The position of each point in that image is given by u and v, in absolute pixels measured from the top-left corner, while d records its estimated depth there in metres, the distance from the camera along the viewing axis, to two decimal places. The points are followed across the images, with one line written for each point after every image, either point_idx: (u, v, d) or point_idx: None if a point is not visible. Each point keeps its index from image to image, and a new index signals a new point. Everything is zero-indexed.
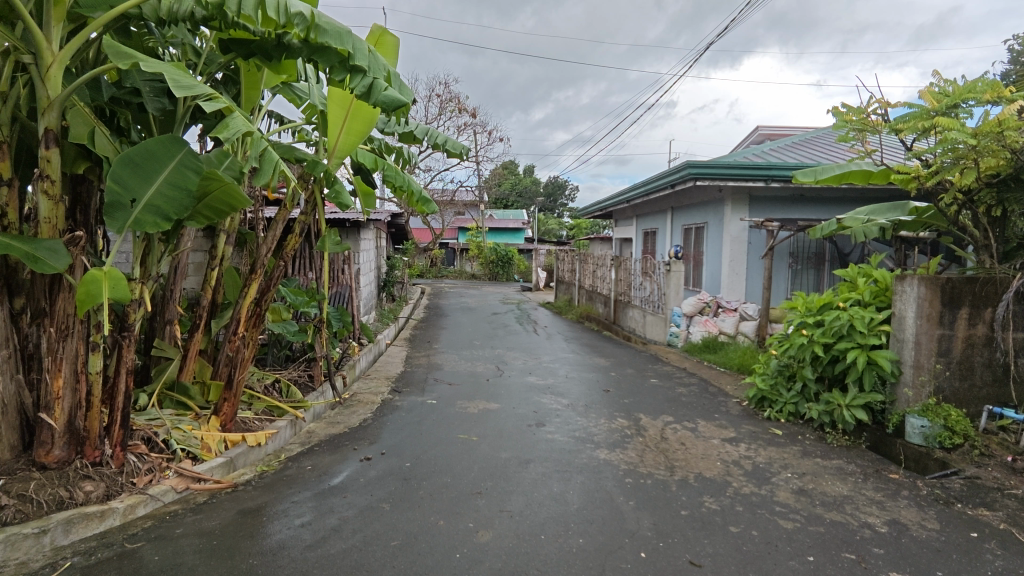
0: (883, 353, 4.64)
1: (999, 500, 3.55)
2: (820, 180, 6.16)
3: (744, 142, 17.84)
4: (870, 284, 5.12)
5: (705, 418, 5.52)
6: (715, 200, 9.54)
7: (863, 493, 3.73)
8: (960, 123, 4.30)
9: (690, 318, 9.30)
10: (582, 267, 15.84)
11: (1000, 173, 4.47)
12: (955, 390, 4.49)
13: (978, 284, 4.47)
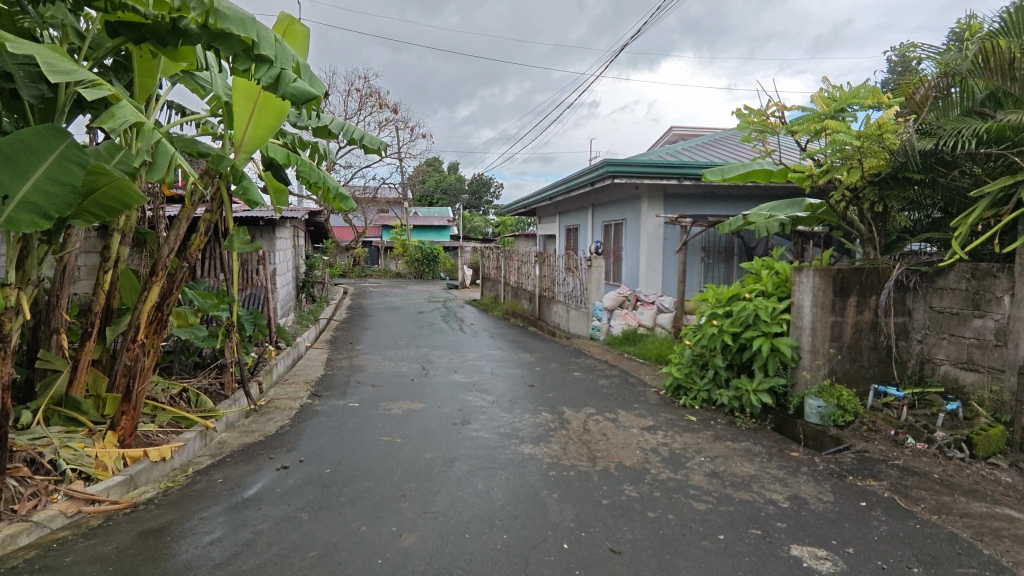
0: (785, 340, 4.96)
1: (884, 470, 3.90)
2: (727, 179, 6.48)
3: (659, 142, 18.58)
4: (771, 275, 5.44)
5: (625, 408, 5.70)
6: (633, 197, 9.87)
7: (768, 471, 3.99)
8: (845, 126, 4.70)
9: (611, 312, 9.67)
10: (507, 264, 15.93)
11: (881, 173, 4.92)
12: (846, 372, 4.88)
13: (864, 274, 4.87)
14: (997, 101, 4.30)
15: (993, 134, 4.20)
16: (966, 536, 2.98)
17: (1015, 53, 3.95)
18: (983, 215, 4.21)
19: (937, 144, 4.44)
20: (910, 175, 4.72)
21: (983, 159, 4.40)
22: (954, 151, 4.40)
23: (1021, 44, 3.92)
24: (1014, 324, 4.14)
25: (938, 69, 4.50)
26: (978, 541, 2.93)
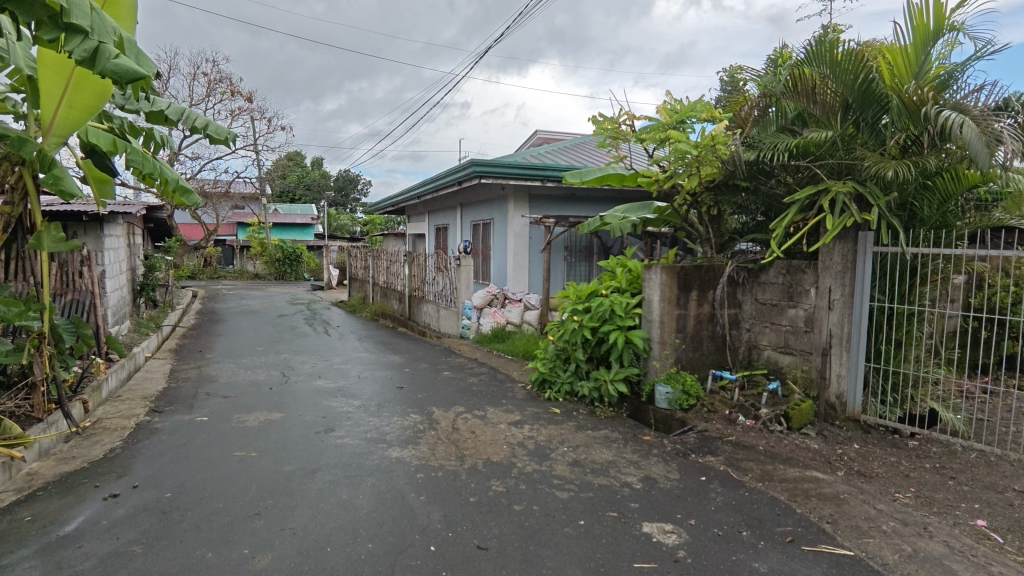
0: (637, 333, 5.34)
1: (720, 446, 4.35)
2: (585, 181, 6.83)
3: (525, 144, 19.13)
4: (625, 272, 5.82)
5: (493, 405, 5.80)
6: (500, 198, 10.07)
7: (623, 456, 4.26)
8: (685, 136, 5.18)
9: (480, 310, 9.76)
10: (375, 264, 15.47)
11: (715, 180, 5.49)
12: (690, 359, 5.39)
13: (703, 270, 5.39)
14: (804, 120, 4.97)
15: (801, 149, 4.84)
16: (784, 498, 3.41)
17: (817, 81, 4.61)
18: (794, 218, 4.85)
19: (760, 156, 5.05)
20: (738, 182, 5.34)
21: (794, 170, 5.03)
22: (772, 162, 5.01)
23: (821, 74, 4.58)
24: (819, 313, 4.86)
25: (759, 90, 5.14)
26: (793, 502, 3.37)
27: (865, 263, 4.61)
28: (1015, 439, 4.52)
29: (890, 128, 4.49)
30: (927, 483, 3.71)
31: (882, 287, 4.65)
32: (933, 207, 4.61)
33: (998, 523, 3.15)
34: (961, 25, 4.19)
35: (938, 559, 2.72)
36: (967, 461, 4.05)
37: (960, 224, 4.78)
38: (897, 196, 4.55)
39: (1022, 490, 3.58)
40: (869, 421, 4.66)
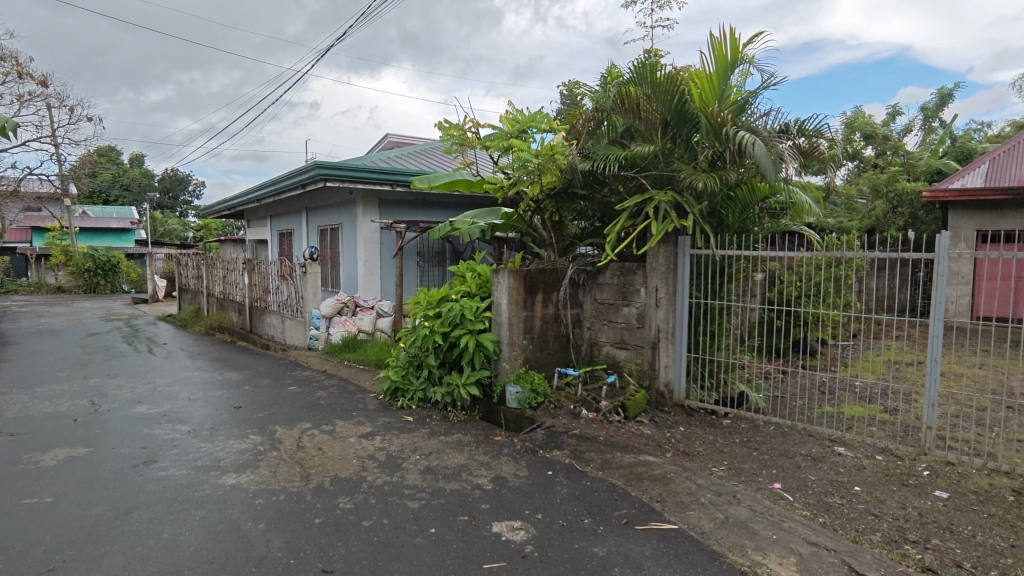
0: (487, 336, 5.42)
1: (566, 440, 4.58)
2: (433, 187, 6.81)
3: (376, 147, 18.61)
4: (475, 277, 5.91)
5: (343, 418, 5.55)
6: (347, 202, 9.69)
7: (475, 458, 4.31)
8: (526, 145, 5.43)
9: (329, 319, 9.23)
10: (209, 273, 14.05)
11: (555, 188, 5.80)
12: (537, 359, 5.62)
13: (547, 273, 5.65)
14: (631, 134, 5.42)
15: (629, 161, 5.29)
16: (621, 483, 3.68)
17: (642, 99, 5.07)
18: (625, 224, 5.28)
19: (594, 166, 5.43)
20: (577, 190, 5.69)
21: (624, 180, 5.47)
22: (605, 172, 5.41)
23: (644, 94, 5.03)
24: (648, 310, 5.35)
25: (593, 105, 5.51)
26: (629, 486, 3.65)
27: (684, 264, 5.18)
28: (801, 412, 5.36)
29: (701, 145, 5.06)
30: (737, 456, 4.24)
31: (699, 285, 5.26)
32: (736, 214, 5.29)
33: (789, 484, 3.70)
34: (752, 59, 4.89)
35: (744, 522, 3.11)
36: (767, 433, 4.71)
37: (757, 229, 5.56)
38: (707, 204, 5.16)
39: (807, 454, 4.24)
40: (692, 406, 5.24)
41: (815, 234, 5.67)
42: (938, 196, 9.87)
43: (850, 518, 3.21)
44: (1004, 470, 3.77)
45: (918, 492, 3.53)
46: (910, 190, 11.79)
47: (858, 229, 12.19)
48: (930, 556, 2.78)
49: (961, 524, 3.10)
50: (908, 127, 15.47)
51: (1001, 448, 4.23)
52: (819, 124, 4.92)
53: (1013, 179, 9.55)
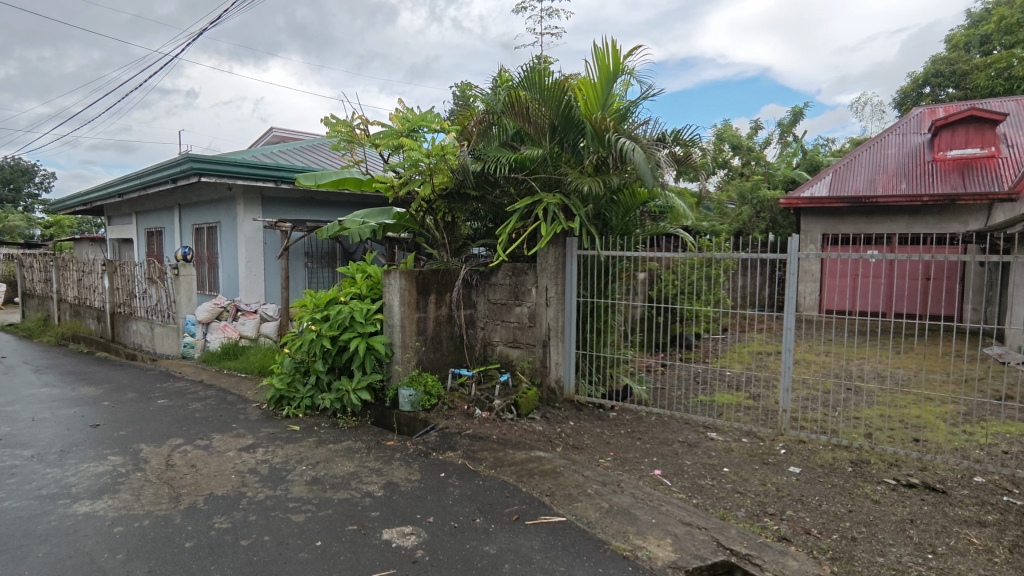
0: (378, 338, 5.27)
1: (459, 441, 4.57)
2: (320, 184, 6.53)
3: (260, 141, 17.49)
4: (365, 278, 5.73)
5: (221, 431, 5.15)
6: (226, 199, 9.03)
7: (366, 465, 4.19)
8: (417, 144, 5.38)
9: (206, 325, 8.50)
10: (61, 276, 12.48)
11: (448, 188, 5.79)
12: (431, 360, 5.57)
13: (439, 274, 5.61)
14: (521, 138, 5.52)
15: (519, 164, 5.39)
16: (512, 480, 3.75)
17: (530, 103, 5.20)
18: (516, 225, 5.39)
19: (485, 168, 5.49)
20: (469, 191, 5.73)
21: (515, 182, 5.58)
22: (496, 174, 5.49)
23: (533, 99, 5.17)
24: (539, 309, 5.49)
25: (484, 107, 5.56)
26: (520, 482, 3.72)
27: (572, 265, 5.39)
28: (679, 402, 5.76)
29: (586, 150, 5.28)
30: (622, 446, 4.47)
31: (586, 285, 5.48)
32: (619, 217, 5.58)
33: (668, 470, 3.96)
34: (632, 70, 5.17)
35: (627, 509, 3.28)
36: (649, 423, 5.01)
37: (638, 232, 5.90)
38: (593, 207, 5.39)
39: (683, 440, 4.56)
40: (581, 401, 5.46)
41: (689, 237, 6.11)
42: (792, 203, 11.03)
43: (720, 497, 3.50)
44: (844, 444, 4.28)
45: (776, 469, 3.92)
46: (770, 197, 13.08)
47: (727, 232, 13.32)
48: (785, 526, 3.10)
49: (810, 495, 3.49)
50: (768, 140, 17.14)
51: (842, 425, 4.81)
52: (692, 134, 5.30)
53: (851, 190, 10.90)
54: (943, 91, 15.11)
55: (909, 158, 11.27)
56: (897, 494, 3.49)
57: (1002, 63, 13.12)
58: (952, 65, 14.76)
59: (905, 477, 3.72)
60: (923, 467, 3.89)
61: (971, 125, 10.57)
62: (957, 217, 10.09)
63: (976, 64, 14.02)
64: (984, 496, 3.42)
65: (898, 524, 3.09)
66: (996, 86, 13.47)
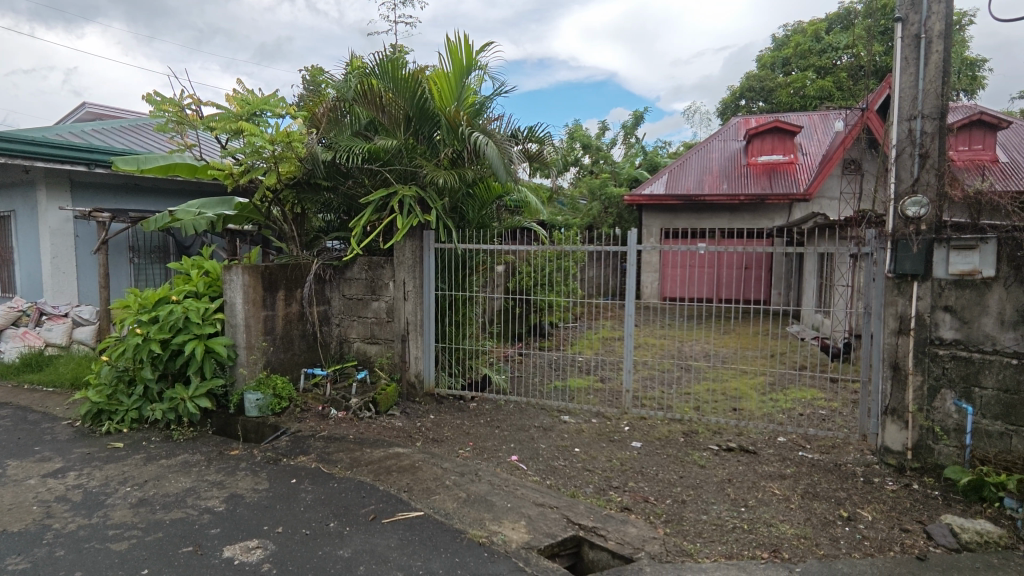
0: (219, 340, 4.81)
1: (312, 443, 4.35)
2: (145, 171, 5.78)
3: (67, 118, 15.06)
4: (201, 275, 5.19)
5: (19, 456, 4.38)
6: (22, 184, 7.64)
7: (205, 479, 3.82)
8: (259, 129, 4.94)
9: (1, 332, 7.42)
10: None
11: (297, 178, 5.47)
12: (281, 361, 5.22)
13: (289, 269, 5.26)
14: (375, 128, 5.36)
15: (373, 155, 5.24)
16: (369, 480, 3.65)
17: (384, 92, 5.07)
18: (370, 218, 5.22)
19: (337, 157, 5.25)
20: (319, 181, 5.45)
21: (369, 173, 5.42)
22: (348, 164, 5.28)
23: (387, 89, 5.06)
24: (397, 303, 5.39)
25: (334, 94, 5.29)
26: (377, 481, 3.64)
27: (430, 258, 5.37)
28: (536, 389, 6.02)
29: (442, 142, 5.27)
30: (481, 436, 4.55)
31: (445, 278, 5.54)
32: (475, 210, 5.65)
33: (524, 455, 4.11)
34: (484, 65, 5.24)
35: (484, 497, 3.36)
36: (507, 411, 5.16)
37: (495, 225, 6.02)
38: (449, 200, 5.41)
39: (539, 425, 4.77)
40: (441, 393, 5.50)
41: (543, 230, 6.38)
42: (636, 199, 11.98)
43: (571, 476, 3.71)
44: (677, 418, 4.76)
45: (620, 445, 4.25)
46: (617, 193, 14.10)
47: (580, 225, 14.11)
48: (627, 497, 3.37)
49: (648, 466, 3.83)
50: (614, 140, 18.42)
51: (676, 401, 5.35)
52: (545, 131, 5.50)
53: (683, 188, 12.12)
54: (755, 104, 17.34)
55: (729, 162, 12.76)
56: (719, 458, 3.96)
57: (798, 83, 15.34)
58: (761, 82, 16.94)
59: (725, 442, 4.24)
60: (739, 433, 4.46)
61: (775, 135, 12.23)
62: (766, 214, 11.65)
63: (779, 82, 16.23)
64: (786, 453, 4.01)
65: (719, 484, 3.51)
66: (794, 103, 15.72)
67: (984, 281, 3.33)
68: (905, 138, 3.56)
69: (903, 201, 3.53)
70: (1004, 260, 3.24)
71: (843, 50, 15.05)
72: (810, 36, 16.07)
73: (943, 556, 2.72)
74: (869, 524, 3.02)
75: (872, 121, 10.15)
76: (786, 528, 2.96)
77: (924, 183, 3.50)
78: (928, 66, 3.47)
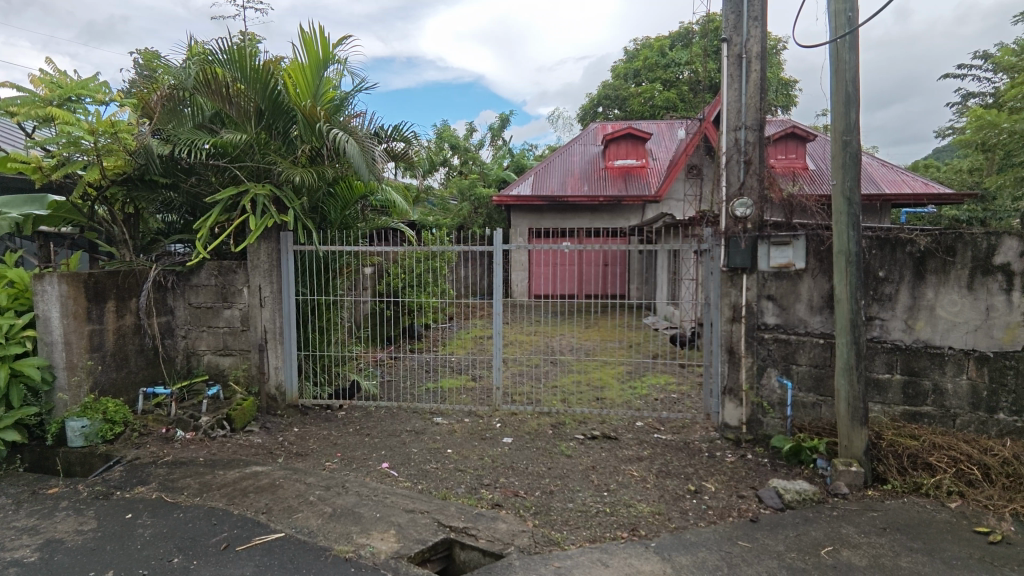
0: (29, 362, 4.10)
1: (152, 471, 3.88)
2: None
3: None
4: (3, 286, 4.40)
5: None
6: None
7: (12, 526, 3.25)
8: (75, 117, 4.35)
9: None
10: None
11: (126, 173, 4.87)
12: (113, 382, 4.59)
13: (120, 277, 4.64)
14: (221, 120, 4.91)
15: (219, 149, 4.82)
16: (222, 505, 3.33)
17: (231, 82, 4.64)
18: (218, 219, 4.77)
19: (175, 152, 4.77)
20: (155, 179, 4.91)
21: (216, 170, 4.96)
22: (189, 159, 4.79)
23: (234, 79, 4.64)
24: (252, 311, 4.99)
25: (171, 80, 4.75)
26: (231, 505, 3.33)
27: (288, 261, 5.03)
28: (408, 392, 5.92)
29: (299, 139, 4.94)
30: (349, 445, 4.36)
31: (305, 282, 5.23)
32: (337, 210, 5.40)
33: (395, 461, 4.01)
34: (343, 60, 5.03)
35: (351, 509, 3.22)
36: (377, 417, 5.01)
37: (359, 226, 5.81)
38: (308, 200, 5.11)
39: (411, 429, 4.68)
40: (306, 404, 5.20)
41: (410, 230, 6.27)
42: (504, 200, 12.23)
43: (442, 478, 3.68)
44: (546, 411, 4.93)
45: (491, 442, 4.31)
46: (485, 194, 14.32)
47: (450, 226, 14.12)
48: (497, 493, 3.41)
49: (518, 460, 3.92)
50: (482, 142, 18.66)
51: (544, 394, 5.56)
52: (410, 130, 5.38)
53: (548, 190, 12.58)
54: (611, 112, 18.57)
55: (590, 165, 13.48)
56: (584, 446, 4.16)
57: (647, 94, 16.64)
58: (616, 91, 18.11)
59: (589, 431, 4.46)
60: (602, 421, 4.72)
61: (629, 141, 13.13)
62: (623, 215, 12.49)
63: (631, 92, 17.46)
64: (643, 437, 4.31)
65: (584, 472, 3.68)
66: (645, 112, 17.03)
67: (797, 272, 3.83)
68: (733, 147, 3.98)
69: (732, 202, 3.95)
70: (811, 253, 3.79)
71: (684, 66, 16.62)
72: (656, 51, 17.45)
73: (771, 516, 3.09)
74: (712, 494, 3.34)
75: (709, 130, 11.26)
76: (642, 506, 3.18)
77: (748, 186, 3.93)
78: (748, 83, 3.91)
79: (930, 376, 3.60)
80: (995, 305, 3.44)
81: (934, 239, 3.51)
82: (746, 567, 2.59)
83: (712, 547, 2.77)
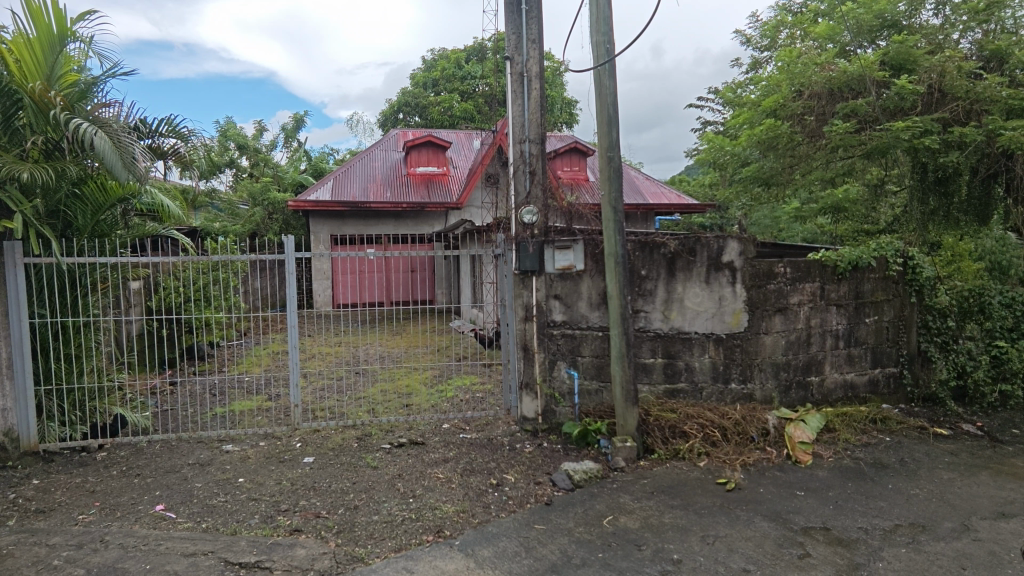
0: None
1: None
2: None
3: None
4: None
5: None
6: None
7: None
8: None
9: None
10: None
11: None
12: None
13: None
14: None
15: None
16: None
17: None
18: None
19: None
20: None
21: None
22: None
23: None
24: None
25: None
26: None
27: (17, 277, 4.15)
28: (191, 419, 5.24)
29: (28, 128, 4.10)
30: (112, 491, 3.70)
31: (43, 300, 4.34)
32: (86, 215, 4.50)
33: (173, 501, 3.51)
34: (87, 39, 4.27)
35: (111, 566, 2.74)
36: (151, 453, 4.34)
37: (119, 233, 4.87)
38: (42, 203, 4.21)
39: (193, 461, 4.15)
40: (49, 449, 4.30)
41: (186, 238, 5.43)
42: (301, 206, 11.54)
43: (231, 512, 3.32)
44: (350, 424, 4.75)
45: (290, 465, 4.01)
46: (279, 198, 13.32)
47: (240, 233, 12.87)
48: (297, 518, 3.19)
49: (320, 480, 3.70)
50: (274, 143, 17.33)
51: (349, 407, 5.35)
52: (181, 125, 4.73)
53: (349, 196, 12.06)
54: (412, 119, 18.61)
55: (391, 172, 13.31)
56: (390, 455, 4.10)
57: (445, 103, 17.12)
58: (415, 99, 18.21)
59: (396, 439, 4.40)
60: (409, 427, 4.69)
61: (429, 148, 13.28)
62: (426, 221, 12.59)
63: (431, 100, 17.70)
64: (448, 438, 4.39)
65: (390, 482, 3.62)
66: (445, 121, 17.36)
67: (578, 273, 4.26)
68: (518, 158, 4.26)
69: (520, 210, 4.22)
70: (588, 255, 4.26)
71: (479, 79, 17.36)
72: (453, 63, 17.92)
73: (563, 496, 3.38)
74: (512, 484, 3.54)
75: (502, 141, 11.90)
76: (447, 507, 3.24)
77: (533, 195, 4.24)
78: (530, 100, 4.23)
79: (683, 357, 4.26)
80: (725, 295, 4.22)
81: (680, 243, 4.18)
82: (541, 548, 2.79)
83: (511, 535, 2.93)
